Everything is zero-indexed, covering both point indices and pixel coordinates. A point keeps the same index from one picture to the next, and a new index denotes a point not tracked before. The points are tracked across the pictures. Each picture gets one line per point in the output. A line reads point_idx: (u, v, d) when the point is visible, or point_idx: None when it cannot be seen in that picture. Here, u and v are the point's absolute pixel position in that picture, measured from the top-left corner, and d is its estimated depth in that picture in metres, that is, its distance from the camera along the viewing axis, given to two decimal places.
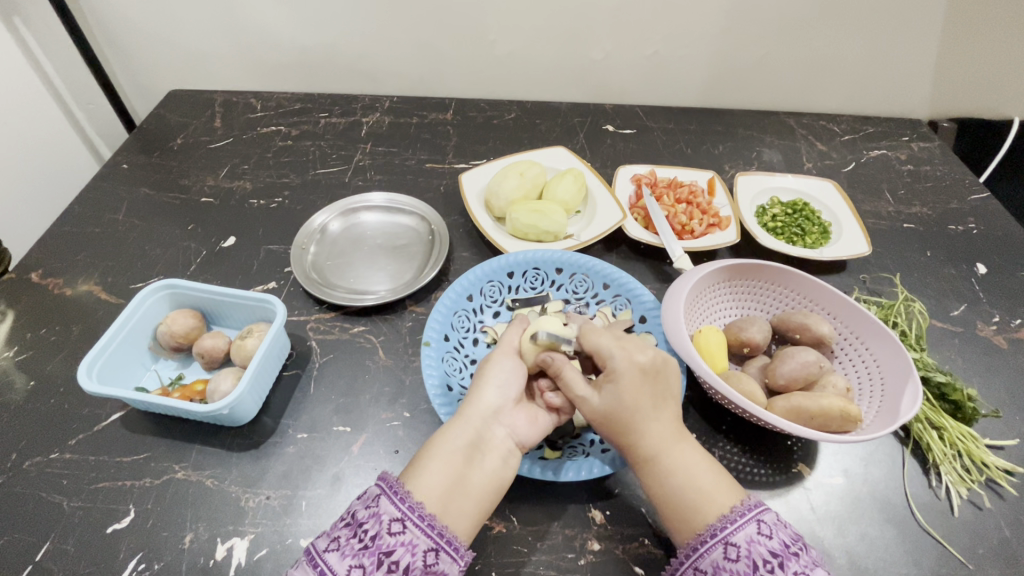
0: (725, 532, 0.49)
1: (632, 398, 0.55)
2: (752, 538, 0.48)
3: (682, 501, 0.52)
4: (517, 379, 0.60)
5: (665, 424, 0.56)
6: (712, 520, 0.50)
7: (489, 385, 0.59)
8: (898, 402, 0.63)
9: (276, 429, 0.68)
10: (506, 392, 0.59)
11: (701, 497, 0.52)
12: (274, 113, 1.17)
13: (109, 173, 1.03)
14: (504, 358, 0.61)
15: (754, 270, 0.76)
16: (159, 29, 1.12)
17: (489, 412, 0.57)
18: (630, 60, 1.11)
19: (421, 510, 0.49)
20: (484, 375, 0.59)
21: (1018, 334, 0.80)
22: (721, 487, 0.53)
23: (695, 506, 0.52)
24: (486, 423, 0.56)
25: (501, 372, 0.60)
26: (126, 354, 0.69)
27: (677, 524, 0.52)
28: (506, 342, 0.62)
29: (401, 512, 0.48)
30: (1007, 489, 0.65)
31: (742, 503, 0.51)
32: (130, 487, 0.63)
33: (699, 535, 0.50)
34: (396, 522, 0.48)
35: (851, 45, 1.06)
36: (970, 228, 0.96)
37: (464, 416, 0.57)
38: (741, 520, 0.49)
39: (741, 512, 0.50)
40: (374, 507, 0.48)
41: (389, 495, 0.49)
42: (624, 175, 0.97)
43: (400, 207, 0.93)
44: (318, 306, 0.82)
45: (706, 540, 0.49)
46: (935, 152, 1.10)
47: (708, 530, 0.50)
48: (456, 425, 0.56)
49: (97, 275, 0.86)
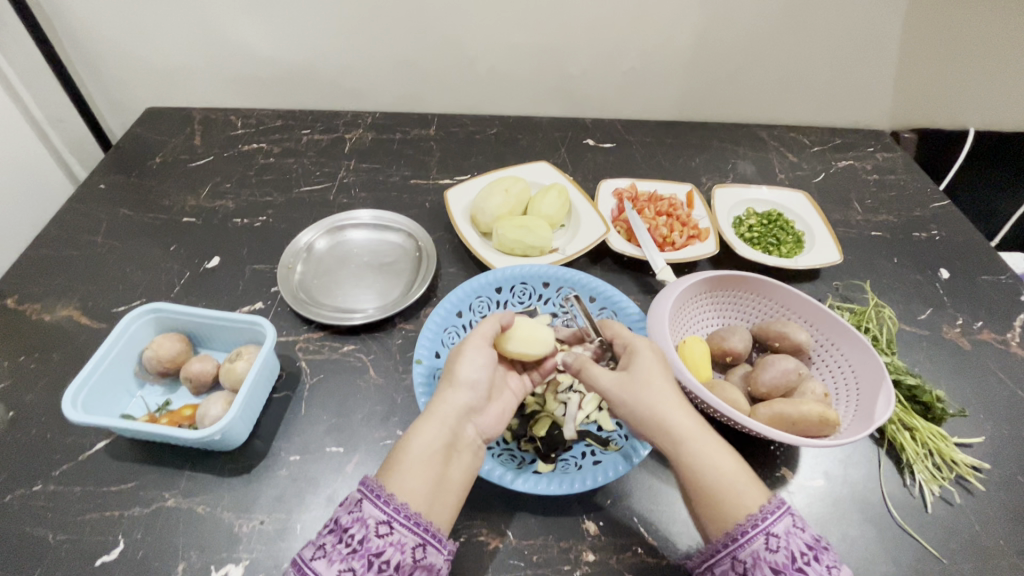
0: (766, 523, 0.48)
1: (658, 370, 0.59)
2: (789, 530, 0.48)
3: (717, 491, 0.51)
4: (485, 376, 0.61)
5: (687, 409, 0.56)
6: (752, 509, 0.49)
7: (462, 382, 0.59)
8: (873, 406, 0.66)
9: (267, 453, 0.68)
10: (478, 390, 0.60)
11: (738, 488, 0.51)
12: (255, 131, 1.16)
13: (85, 194, 1.01)
14: (476, 355, 0.61)
15: (734, 281, 0.79)
16: (135, 46, 1.11)
17: (462, 410, 0.58)
18: (608, 76, 1.14)
19: (408, 509, 0.49)
20: (457, 372, 0.60)
21: (980, 336, 0.85)
22: (750, 478, 0.52)
23: (733, 494, 0.50)
24: (460, 421, 0.57)
25: (470, 368, 0.60)
26: (112, 382, 0.68)
27: (709, 509, 0.51)
28: (478, 337, 0.63)
29: (387, 514, 0.48)
30: (975, 484, 0.69)
31: (774, 497, 0.50)
32: (119, 517, 0.62)
33: (738, 526, 0.49)
34: (384, 524, 0.48)
35: (816, 61, 1.11)
36: (932, 235, 1.01)
37: (437, 416, 0.56)
38: (779, 512, 0.48)
39: (778, 504, 0.49)
40: (357, 512, 0.48)
41: (371, 498, 0.49)
42: (606, 189, 1.00)
43: (387, 224, 0.94)
44: (306, 325, 0.82)
45: (748, 530, 0.48)
46: (898, 162, 1.15)
47: (748, 520, 0.48)
48: (431, 424, 0.56)
49: (77, 299, 0.85)
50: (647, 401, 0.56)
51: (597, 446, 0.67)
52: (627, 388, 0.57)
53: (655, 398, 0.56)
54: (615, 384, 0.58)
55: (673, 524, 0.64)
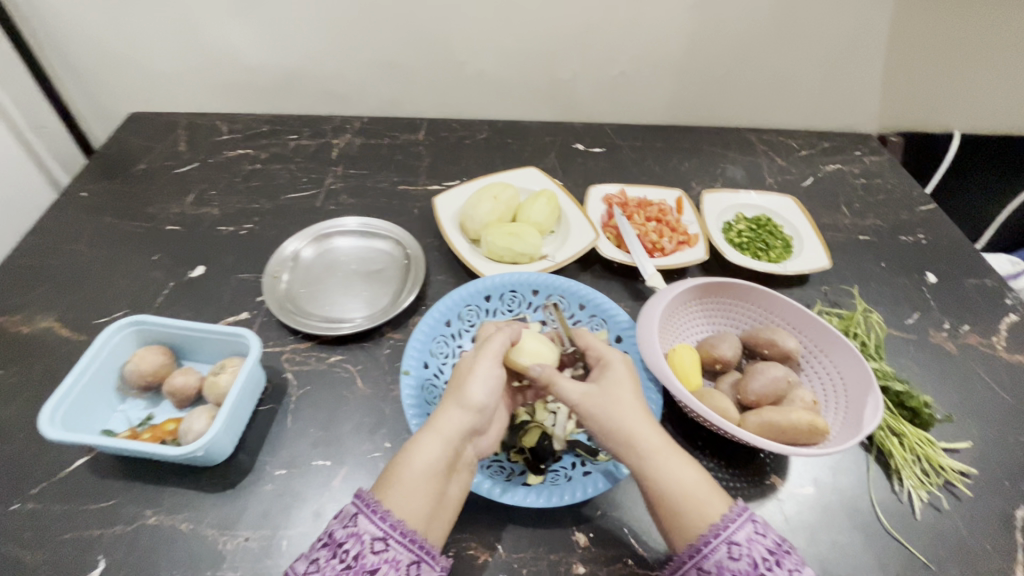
0: (728, 532, 0.48)
1: (623, 383, 0.59)
2: (752, 537, 0.48)
3: (679, 504, 0.51)
4: (494, 397, 0.59)
5: (650, 422, 0.56)
6: (717, 518, 0.50)
7: (472, 402, 0.57)
8: (861, 414, 0.66)
9: (253, 467, 0.67)
10: (485, 410, 0.58)
11: (700, 499, 0.51)
12: (241, 136, 1.15)
13: (67, 202, 0.99)
14: (486, 373, 0.59)
15: (723, 288, 0.79)
16: (118, 51, 1.09)
17: (467, 429, 0.56)
18: (597, 80, 1.13)
19: (404, 526, 0.49)
20: (467, 390, 0.57)
21: (967, 339, 0.86)
22: (712, 487, 0.52)
23: (695, 506, 0.50)
24: (463, 440, 0.56)
25: (480, 386, 0.58)
26: (92, 397, 0.66)
27: (673, 521, 0.51)
28: (488, 352, 0.60)
29: (382, 530, 0.48)
30: (962, 489, 0.69)
31: (737, 504, 0.50)
32: (99, 536, 0.61)
33: (702, 536, 0.49)
34: (379, 541, 0.47)
35: (804, 65, 1.11)
36: (919, 239, 1.01)
37: (443, 434, 0.54)
38: (740, 520, 0.49)
39: (740, 512, 0.50)
40: (353, 527, 0.48)
41: (366, 513, 0.49)
42: (595, 195, 0.99)
43: (374, 231, 0.93)
44: (293, 336, 0.81)
45: (710, 540, 0.48)
46: (885, 165, 1.16)
47: (712, 530, 0.49)
48: (436, 441, 0.54)
49: (58, 311, 0.83)
50: (611, 414, 0.56)
51: (587, 457, 0.67)
52: (593, 402, 0.57)
53: (620, 411, 0.56)
54: (583, 396, 0.58)
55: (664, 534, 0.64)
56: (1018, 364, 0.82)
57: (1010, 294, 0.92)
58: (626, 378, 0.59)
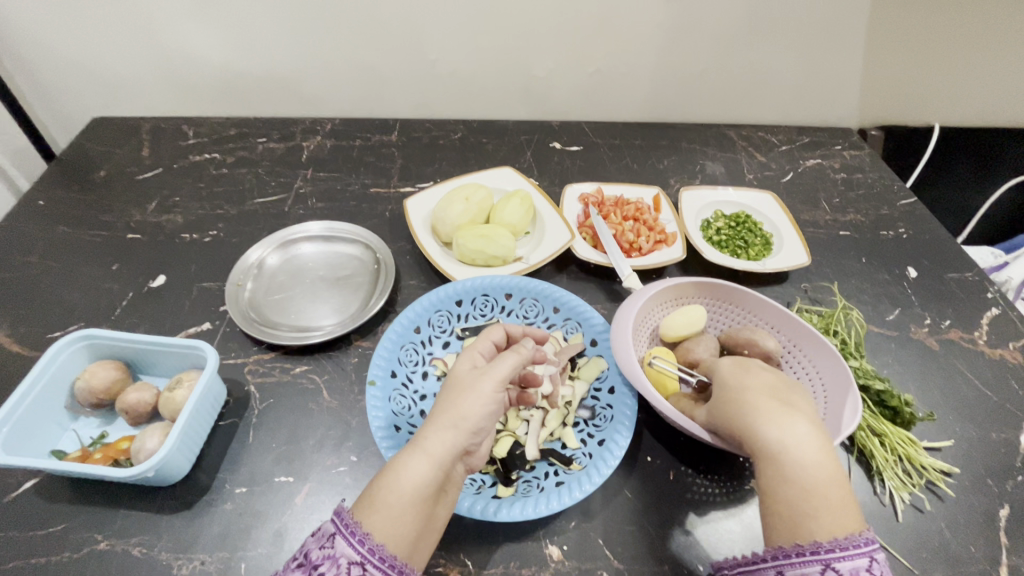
0: (829, 555, 0.43)
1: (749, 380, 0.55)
2: (858, 572, 0.42)
3: (788, 503, 0.46)
4: (490, 421, 0.54)
5: (782, 409, 0.50)
6: (824, 536, 0.44)
7: (468, 427, 0.51)
8: (840, 415, 0.64)
9: (211, 486, 0.64)
10: (480, 431, 0.53)
11: (817, 509, 0.45)
12: (207, 140, 1.12)
13: (23, 211, 0.96)
14: (486, 396, 0.53)
15: (701, 287, 0.77)
16: (74, 54, 1.05)
17: (460, 450, 0.51)
18: (573, 77, 1.11)
19: (383, 551, 0.44)
20: (463, 411, 0.51)
21: (948, 335, 0.84)
22: (839, 498, 0.45)
23: (809, 513, 0.45)
24: (454, 461, 0.50)
25: (479, 411, 0.52)
26: (38, 417, 0.63)
27: (773, 519, 0.47)
28: (493, 373, 0.54)
29: (360, 554, 0.44)
30: (945, 490, 0.68)
31: (860, 535, 0.44)
32: (45, 564, 0.58)
33: (797, 546, 0.44)
34: (356, 566, 0.44)
35: (782, 59, 1.09)
36: (899, 234, 1.00)
37: (433, 454, 0.49)
38: (852, 551, 0.43)
39: (857, 543, 0.43)
40: (330, 549, 0.45)
41: (345, 534, 0.45)
42: (571, 194, 0.97)
43: (342, 235, 0.90)
44: (257, 346, 0.78)
45: (802, 553, 0.44)
46: (865, 160, 1.15)
47: (810, 544, 0.44)
48: (425, 461, 0.48)
49: (9, 326, 0.79)
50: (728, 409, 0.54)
51: (561, 466, 0.65)
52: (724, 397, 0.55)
53: (749, 407, 0.51)
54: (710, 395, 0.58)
55: (639, 545, 0.62)
56: (1000, 359, 0.81)
57: (990, 288, 0.90)
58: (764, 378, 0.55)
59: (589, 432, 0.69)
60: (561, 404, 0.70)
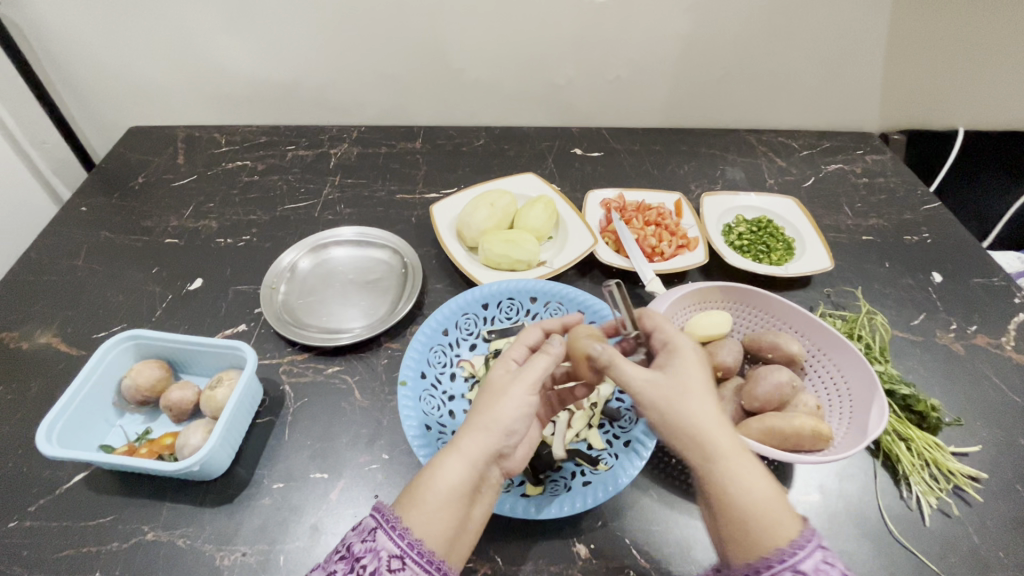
0: (793, 559, 0.43)
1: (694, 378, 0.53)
2: (820, 567, 0.43)
3: (752, 519, 0.45)
4: (523, 423, 0.54)
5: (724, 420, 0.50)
6: (782, 543, 0.44)
7: (502, 428, 0.52)
8: (866, 419, 0.65)
9: (250, 481, 0.66)
10: (516, 433, 0.54)
11: (771, 515, 0.45)
12: (239, 148, 1.16)
13: (67, 217, 1.00)
14: (520, 399, 0.54)
15: (725, 291, 0.78)
16: (116, 68, 1.10)
17: (494, 452, 0.52)
18: (593, 85, 1.13)
19: (421, 546, 0.46)
20: (497, 413, 0.53)
21: (975, 340, 0.84)
22: (783, 502, 0.46)
23: (769, 525, 0.45)
24: (489, 463, 0.52)
25: (513, 412, 0.53)
26: (88, 412, 0.66)
27: (737, 535, 0.45)
28: (525, 377, 0.55)
29: (400, 548, 0.45)
30: (972, 495, 0.68)
31: (806, 528, 0.44)
32: (96, 553, 0.61)
33: (765, 558, 0.44)
34: (396, 559, 0.45)
35: (802, 66, 1.10)
36: (924, 238, 1.00)
37: (468, 455, 0.51)
38: (809, 547, 0.43)
39: (808, 537, 0.44)
40: (372, 542, 0.46)
41: (385, 529, 0.46)
42: (593, 201, 0.99)
43: (371, 240, 0.92)
44: (290, 347, 0.80)
45: (771, 565, 0.43)
46: (887, 164, 1.15)
47: (776, 554, 0.43)
48: (460, 462, 0.50)
49: (56, 326, 0.83)
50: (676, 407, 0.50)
51: (587, 466, 0.66)
52: (657, 389, 0.51)
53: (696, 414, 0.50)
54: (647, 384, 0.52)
55: (665, 545, 0.63)
56: None
57: (1017, 293, 0.90)
58: (697, 368, 0.54)
59: (614, 433, 0.70)
60: (587, 405, 0.72)
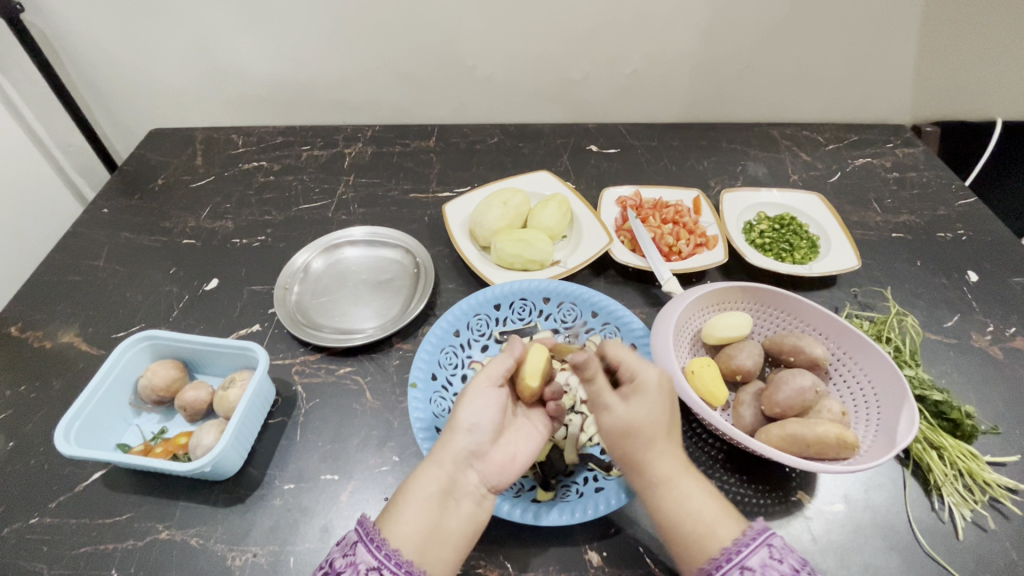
0: (739, 557, 0.48)
1: (659, 411, 0.56)
2: (765, 562, 0.48)
3: (688, 531, 0.52)
4: (487, 420, 0.57)
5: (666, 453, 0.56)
6: (724, 545, 0.50)
7: (462, 425, 0.56)
8: (895, 428, 0.62)
9: (262, 481, 0.66)
10: (481, 433, 0.57)
11: (706, 528, 0.51)
12: (255, 148, 1.16)
13: (89, 218, 1.02)
14: (483, 403, 0.58)
15: (745, 292, 0.75)
16: (135, 68, 1.11)
17: (463, 456, 0.55)
18: (609, 80, 1.11)
19: (397, 557, 0.48)
20: (457, 417, 0.57)
21: (1013, 343, 0.80)
22: (722, 515, 0.53)
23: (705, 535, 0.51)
24: (460, 466, 0.55)
25: (473, 411, 0.57)
26: (106, 412, 0.67)
27: (684, 550, 0.52)
28: (487, 371, 0.60)
29: (377, 560, 0.47)
30: (1010, 508, 0.64)
31: (751, 529, 0.50)
32: (112, 551, 0.61)
33: (714, 561, 0.49)
34: (373, 571, 0.47)
35: (828, 56, 1.06)
36: (958, 235, 0.95)
37: (436, 458, 0.55)
38: (754, 544, 0.49)
39: (753, 536, 0.49)
40: (351, 556, 0.48)
41: (365, 542, 0.49)
42: (609, 198, 0.96)
43: (383, 240, 0.92)
44: (303, 347, 0.80)
45: (721, 566, 0.49)
46: (920, 158, 1.10)
47: (721, 556, 0.49)
48: (430, 467, 0.54)
49: (78, 326, 0.85)
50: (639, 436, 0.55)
51: (600, 472, 0.65)
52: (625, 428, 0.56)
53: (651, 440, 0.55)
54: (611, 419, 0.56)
55: None
56: None
57: None
58: (658, 402, 0.56)
59: None
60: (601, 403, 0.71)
